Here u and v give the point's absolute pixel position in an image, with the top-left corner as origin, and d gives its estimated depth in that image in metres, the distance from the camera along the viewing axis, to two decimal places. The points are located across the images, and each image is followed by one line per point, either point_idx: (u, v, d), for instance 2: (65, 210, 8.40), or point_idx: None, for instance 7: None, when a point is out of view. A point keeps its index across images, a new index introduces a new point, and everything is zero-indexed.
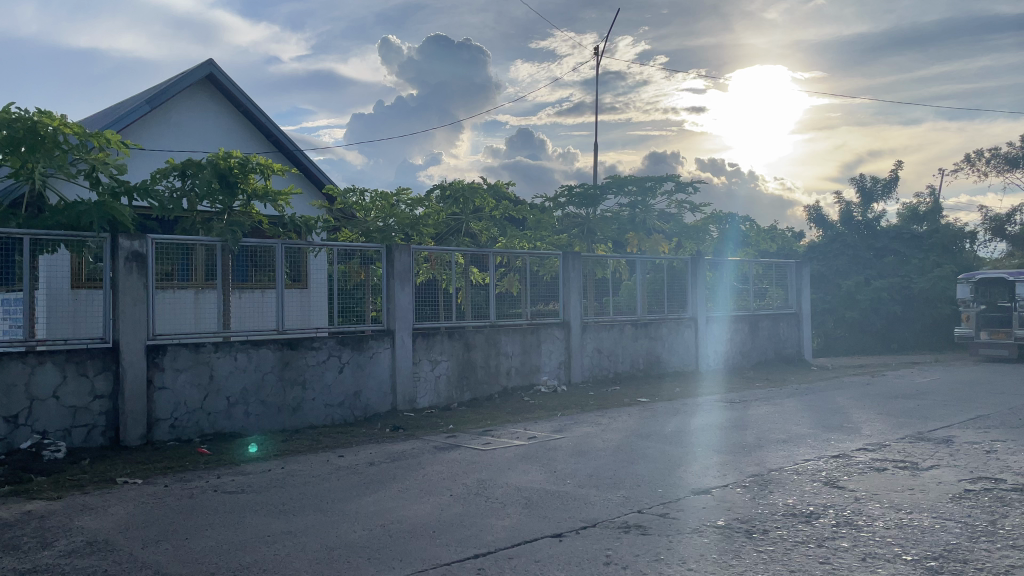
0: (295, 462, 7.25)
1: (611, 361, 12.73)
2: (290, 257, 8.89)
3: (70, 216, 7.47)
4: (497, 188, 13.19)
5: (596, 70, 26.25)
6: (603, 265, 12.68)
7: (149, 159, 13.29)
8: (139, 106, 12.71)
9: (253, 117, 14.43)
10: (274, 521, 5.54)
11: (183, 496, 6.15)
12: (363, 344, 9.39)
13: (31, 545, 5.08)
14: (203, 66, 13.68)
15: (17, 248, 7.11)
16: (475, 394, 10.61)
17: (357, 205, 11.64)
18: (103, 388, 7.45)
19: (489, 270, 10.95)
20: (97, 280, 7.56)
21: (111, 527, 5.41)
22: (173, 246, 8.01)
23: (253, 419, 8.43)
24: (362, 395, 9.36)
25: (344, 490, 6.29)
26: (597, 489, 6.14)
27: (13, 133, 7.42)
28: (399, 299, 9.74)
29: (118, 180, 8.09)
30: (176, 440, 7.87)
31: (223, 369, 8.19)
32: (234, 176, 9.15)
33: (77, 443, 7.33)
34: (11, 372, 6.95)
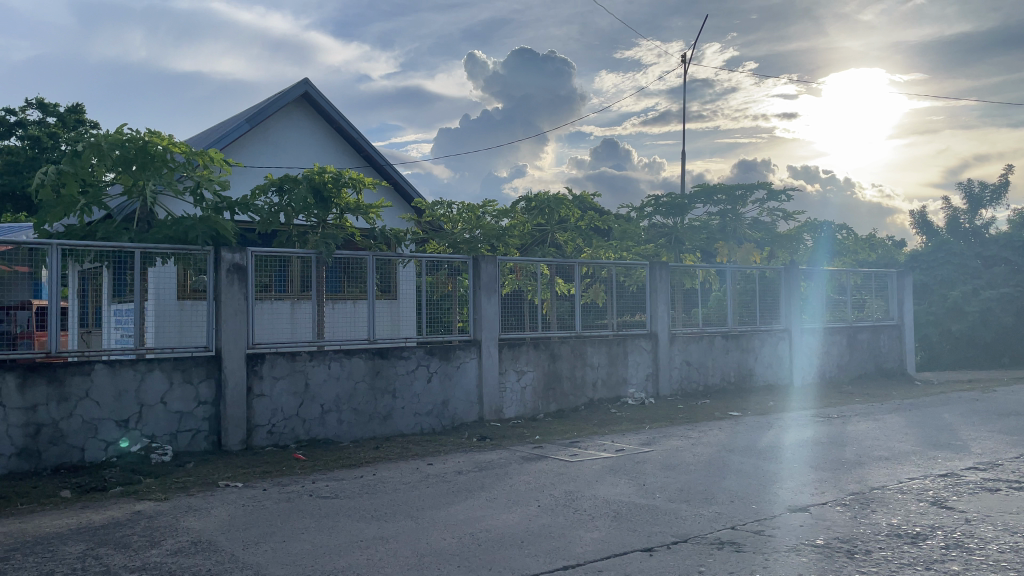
0: (385, 469, 7.39)
1: (700, 374, 12.48)
2: (381, 269, 9.04)
3: (178, 230, 7.85)
4: (583, 198, 13.15)
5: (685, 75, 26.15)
6: (691, 275, 12.48)
7: (248, 175, 13.89)
8: (240, 125, 13.32)
9: (345, 133, 14.89)
10: (367, 527, 5.66)
11: (280, 500, 6.36)
12: (450, 354, 9.52)
13: (141, 543, 5.35)
14: (299, 85, 14.20)
15: (129, 261, 7.49)
16: (561, 405, 10.59)
17: (445, 217, 11.83)
18: (207, 394, 7.80)
19: (575, 281, 10.93)
20: (201, 291, 7.94)
21: (214, 528, 5.64)
22: (272, 259, 8.32)
23: (346, 426, 8.64)
24: (450, 404, 9.48)
25: (434, 498, 6.36)
26: (689, 504, 6.01)
27: (125, 153, 7.90)
28: (485, 309, 9.83)
29: (221, 197, 8.41)
30: (274, 445, 8.16)
31: (318, 377, 8.45)
32: (328, 191, 9.45)
33: (183, 447, 7.68)
34: (123, 379, 7.35)
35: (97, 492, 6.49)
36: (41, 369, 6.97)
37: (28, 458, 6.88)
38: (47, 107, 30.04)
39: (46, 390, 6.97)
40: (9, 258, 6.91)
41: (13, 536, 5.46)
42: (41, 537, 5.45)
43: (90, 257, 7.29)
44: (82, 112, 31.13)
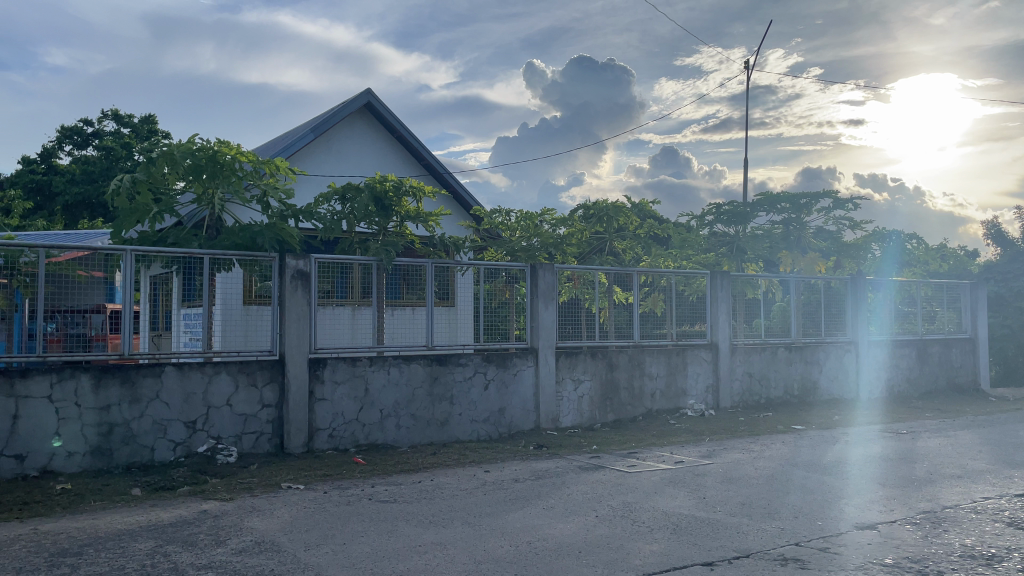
0: (443, 475, 7.44)
1: (762, 386, 12.24)
2: (439, 276, 9.19)
3: (245, 237, 8.19)
4: (642, 207, 13.05)
5: (748, 79, 25.79)
6: (753, 285, 12.27)
7: (312, 184, 14.19)
8: (305, 134, 13.64)
9: (406, 142, 15.11)
10: (425, 532, 5.70)
11: (340, 503, 6.46)
12: (507, 361, 9.54)
13: (207, 541, 5.48)
14: (362, 95, 14.46)
15: (198, 266, 7.70)
16: (619, 415, 10.50)
17: (502, 225, 11.89)
18: (271, 398, 7.98)
19: (634, 290, 10.85)
20: (266, 297, 8.11)
21: (277, 529, 5.75)
22: (334, 265, 8.48)
23: (405, 432, 8.74)
24: (506, 412, 9.50)
25: (492, 505, 6.38)
26: (750, 519, 5.89)
27: (196, 162, 8.17)
28: (543, 317, 9.84)
29: (286, 205, 8.71)
30: (334, 449, 8.31)
31: (377, 383, 8.58)
32: (389, 200, 9.60)
33: (247, 448, 7.86)
34: (192, 381, 7.57)
35: (166, 491, 6.68)
36: (114, 371, 7.23)
37: (101, 457, 7.13)
38: (121, 118, 31.25)
39: (118, 391, 7.22)
40: (86, 263, 7.10)
41: (87, 531, 5.66)
42: (113, 533, 5.63)
43: (162, 263, 7.49)
44: (155, 122, 32.34)
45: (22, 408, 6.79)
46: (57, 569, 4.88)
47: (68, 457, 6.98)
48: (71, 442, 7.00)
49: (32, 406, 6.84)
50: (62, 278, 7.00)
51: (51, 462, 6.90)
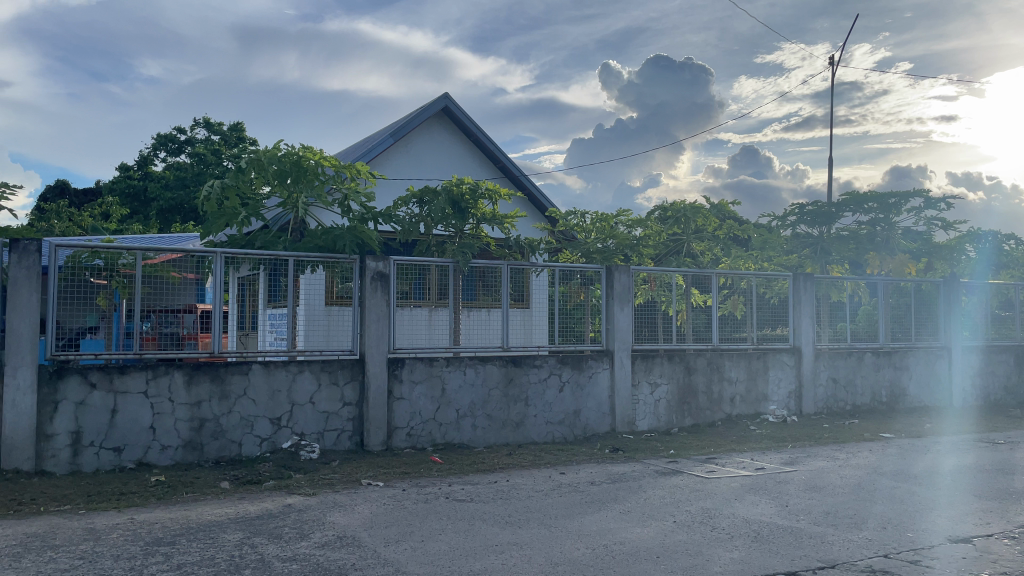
0: (519, 476, 7.47)
1: (848, 392, 11.85)
2: (514, 278, 9.26)
3: (328, 240, 8.43)
4: (722, 208, 12.79)
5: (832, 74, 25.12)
6: (838, 287, 11.90)
7: (391, 187, 14.46)
8: (384, 139, 13.93)
9: (482, 145, 15.28)
10: (502, 532, 5.74)
11: (419, 500, 6.57)
12: (582, 364, 9.51)
13: (292, 534, 5.65)
14: (440, 99, 14.66)
15: (284, 268, 7.97)
16: (697, 419, 10.34)
17: (578, 227, 11.84)
18: (351, 396, 8.18)
19: (712, 292, 10.69)
20: (347, 298, 8.31)
21: (358, 525, 5.89)
22: (412, 266, 8.63)
23: (480, 432, 8.83)
24: (582, 414, 9.47)
25: (567, 507, 6.37)
26: (835, 529, 5.71)
27: (282, 167, 8.43)
28: (618, 320, 9.78)
29: (366, 208, 8.89)
30: (412, 447, 8.46)
31: (454, 383, 8.70)
32: (466, 202, 9.68)
33: (329, 445, 8.08)
34: (277, 378, 7.82)
35: (252, 485, 6.92)
36: (204, 369, 7.53)
37: (192, 451, 7.44)
38: (211, 126, 32.60)
39: (208, 387, 7.52)
40: (180, 265, 7.42)
41: (180, 522, 5.91)
42: (204, 524, 5.87)
43: (249, 265, 7.80)
44: (245, 129, 33.63)
45: (120, 403, 7.16)
46: (153, 557, 5.11)
47: (162, 450, 7.32)
48: (165, 436, 7.33)
49: (129, 400, 7.19)
50: (157, 279, 7.32)
51: (147, 454, 7.25)
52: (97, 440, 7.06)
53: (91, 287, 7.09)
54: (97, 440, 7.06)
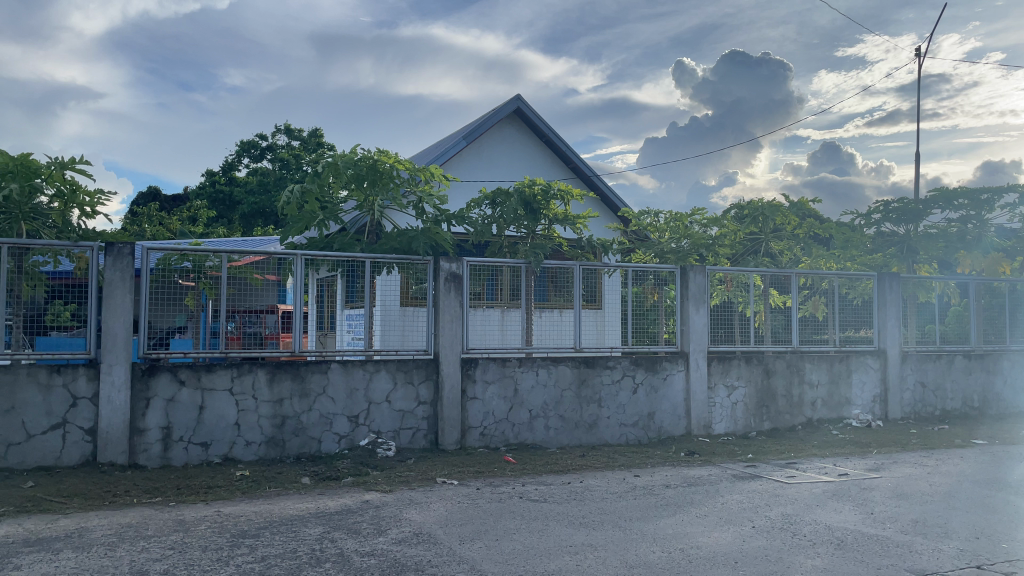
0: (593, 477, 7.43)
1: (937, 397, 11.37)
2: (587, 279, 9.21)
3: (402, 242, 8.60)
4: (801, 206, 12.44)
5: (919, 66, 24.26)
6: (926, 287, 11.46)
7: (464, 189, 14.62)
8: (458, 141, 14.08)
9: (554, 146, 15.29)
10: (576, 533, 5.72)
11: (493, 500, 6.61)
12: (657, 365, 9.42)
13: (370, 530, 5.77)
14: (512, 101, 14.73)
15: (360, 269, 8.15)
16: (776, 423, 10.09)
17: (651, 227, 11.70)
18: (426, 395, 8.31)
19: (792, 292, 10.43)
20: (422, 298, 8.46)
21: (434, 522, 5.96)
22: (485, 268, 8.70)
23: (553, 433, 8.84)
24: (656, 416, 9.37)
25: (642, 509, 6.31)
26: (924, 537, 5.48)
27: (359, 172, 8.62)
28: (693, 321, 9.63)
29: (440, 210, 9.01)
30: (485, 447, 8.55)
31: (527, 384, 8.73)
32: (538, 203, 9.70)
33: (404, 443, 8.22)
34: (355, 378, 8.00)
35: (332, 481, 7.10)
36: (286, 368, 7.77)
37: (275, 447, 7.68)
38: (292, 132, 33.61)
39: (290, 385, 7.75)
40: (261, 267, 7.66)
41: (263, 515, 6.11)
42: (286, 518, 6.05)
43: (327, 267, 8.01)
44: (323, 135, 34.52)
45: (207, 400, 7.45)
46: (238, 548, 5.30)
47: (246, 445, 7.58)
48: (249, 432, 7.58)
49: (215, 397, 7.47)
50: (241, 280, 7.62)
51: (232, 450, 7.52)
52: (186, 435, 7.36)
53: (180, 288, 7.41)
54: (186, 435, 7.36)
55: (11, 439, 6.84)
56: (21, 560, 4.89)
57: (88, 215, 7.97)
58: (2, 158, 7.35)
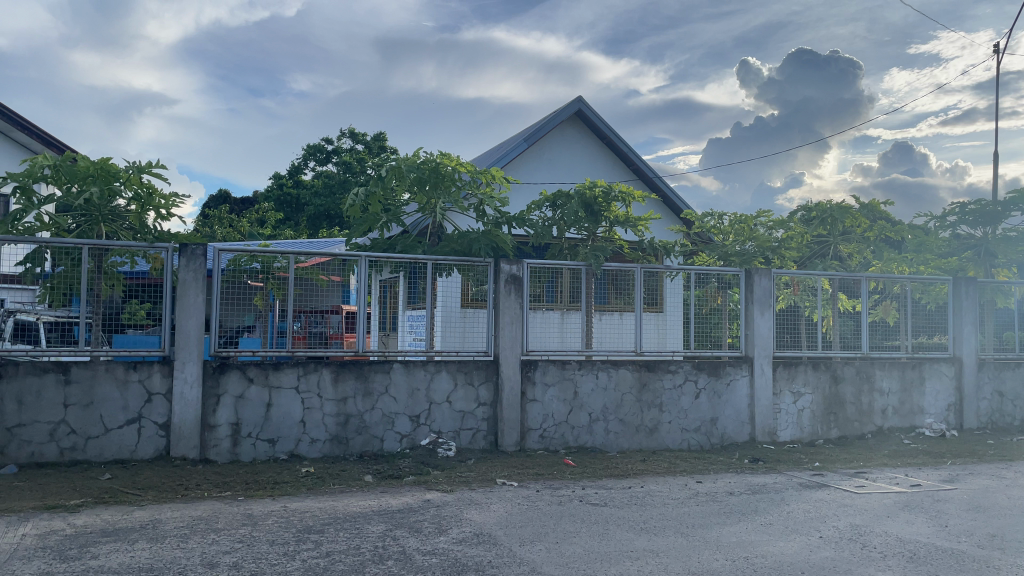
0: (654, 482, 7.36)
1: (1016, 407, 10.91)
2: (648, 281, 9.14)
3: (463, 244, 8.62)
4: (872, 207, 12.07)
5: (999, 61, 23.31)
6: (1005, 292, 11.01)
7: (525, 191, 14.66)
8: (519, 144, 14.13)
9: (616, 147, 15.20)
10: (637, 538, 5.68)
11: (553, 502, 6.61)
12: (720, 370, 9.28)
13: (431, 529, 5.83)
14: (573, 103, 14.70)
15: (422, 271, 8.27)
16: (844, 431, 9.83)
17: (715, 229, 11.51)
18: (486, 396, 8.36)
19: (861, 297, 10.16)
20: (482, 300, 8.52)
21: (494, 523, 6.00)
22: (545, 270, 8.75)
23: (613, 436, 8.80)
24: (719, 422, 9.23)
25: (704, 516, 6.22)
26: (1002, 552, 5.27)
27: (421, 175, 8.72)
28: (757, 325, 9.47)
29: (500, 212, 9.06)
30: (545, 449, 8.56)
31: (587, 387, 8.71)
32: (599, 206, 9.72)
33: (464, 444, 8.29)
34: (416, 378, 8.10)
35: (393, 479, 7.20)
36: (349, 367, 7.91)
37: (338, 444, 7.83)
38: (355, 135, 34.24)
39: (353, 384, 7.89)
40: (326, 267, 7.82)
41: (328, 511, 6.23)
42: (349, 515, 6.16)
43: (390, 268, 8.12)
44: (385, 139, 35.05)
45: (274, 397, 7.64)
46: (304, 544, 5.42)
47: (311, 443, 7.75)
48: (314, 430, 7.75)
49: (282, 395, 7.66)
50: (307, 282, 7.75)
51: (297, 447, 7.70)
52: (254, 432, 7.57)
53: (249, 288, 7.62)
54: (254, 432, 7.57)
55: (90, 432, 7.13)
56: (100, 549, 5.09)
57: (163, 217, 8.26)
58: (84, 162, 7.69)
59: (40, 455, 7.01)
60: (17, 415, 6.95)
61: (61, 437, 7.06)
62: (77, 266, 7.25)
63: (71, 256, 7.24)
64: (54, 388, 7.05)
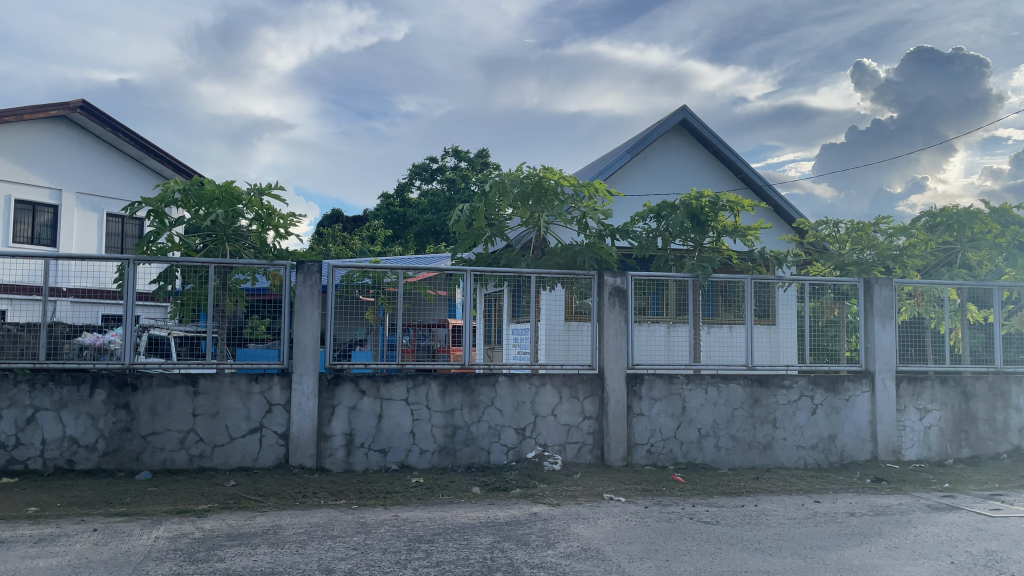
0: (768, 501, 7.10)
1: None
2: (760, 293, 8.86)
3: (567, 257, 8.76)
4: (1004, 211, 11.30)
5: None
6: None
7: (629, 203, 14.54)
8: (622, 155, 14.06)
9: (722, 156, 14.89)
10: (751, 558, 5.49)
11: (662, 519, 6.48)
12: (838, 385, 8.87)
13: (539, 542, 5.83)
14: (678, 112, 14.50)
15: (526, 285, 8.35)
16: (976, 451, 9.19)
17: (830, 237, 11.05)
18: (592, 410, 8.32)
19: (994, 307, 9.52)
20: (586, 314, 8.49)
21: (602, 538, 5.94)
22: (650, 282, 8.62)
23: (724, 453, 8.56)
24: (838, 440, 8.81)
25: (823, 538, 5.94)
26: None
27: (524, 190, 8.83)
28: (878, 337, 9.03)
29: (603, 224, 9.02)
30: (653, 464, 8.42)
31: (696, 402, 8.52)
32: (706, 216, 9.51)
33: (571, 458, 8.27)
34: (522, 391, 8.15)
35: (500, 491, 7.26)
36: (456, 380, 8.04)
37: (447, 456, 7.97)
38: (460, 153, 34.98)
39: (460, 397, 8.02)
40: (433, 282, 8.07)
41: (437, 522, 6.34)
42: (458, 526, 6.25)
43: (494, 282, 8.26)
44: (487, 155, 35.65)
45: (385, 409, 7.85)
46: (415, 553, 5.53)
47: (420, 454, 7.92)
48: (423, 441, 7.92)
49: (392, 407, 7.87)
50: (415, 296, 8.00)
51: (407, 457, 7.89)
52: (366, 442, 7.81)
53: (360, 303, 7.90)
54: (366, 442, 7.80)
55: (216, 440, 7.54)
56: (226, 552, 5.38)
57: (282, 236, 8.68)
58: (210, 186, 8.21)
59: (171, 462, 7.47)
60: (151, 424, 7.44)
61: (190, 445, 7.50)
62: (204, 283, 7.73)
63: (199, 274, 7.71)
64: (184, 399, 7.50)
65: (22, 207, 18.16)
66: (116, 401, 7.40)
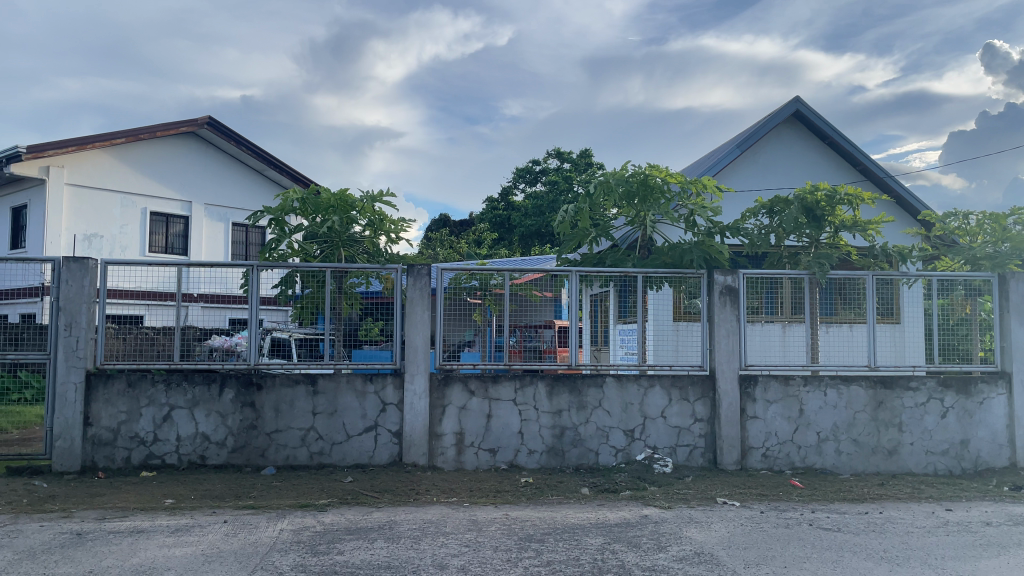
0: (894, 508, 6.74)
1: None
2: (882, 290, 8.42)
3: (675, 255, 8.58)
4: None
5: None
6: None
7: (739, 200, 14.14)
8: (730, 150, 13.70)
9: (839, 147, 14.27)
10: (876, 567, 5.23)
11: (779, 525, 6.26)
12: (971, 387, 8.32)
13: (650, 545, 5.76)
14: (791, 104, 13.99)
15: (632, 284, 8.27)
16: None
17: (960, 230, 10.36)
18: (703, 412, 8.15)
19: None
20: (695, 313, 8.33)
21: (716, 543, 5.80)
22: (763, 280, 8.33)
23: (846, 458, 8.19)
24: (971, 445, 8.26)
25: (957, 548, 5.58)
26: None
27: (630, 188, 8.69)
28: (1016, 336, 8.41)
29: (713, 222, 8.84)
30: (768, 469, 8.16)
31: (814, 404, 8.19)
32: (823, 210, 9.12)
33: (681, 460, 8.13)
34: (630, 392, 8.07)
35: (610, 493, 7.22)
36: (563, 381, 8.06)
37: (555, 456, 8.00)
38: (564, 154, 34.97)
39: (567, 398, 8.03)
40: (539, 283, 8.11)
41: (547, 521, 6.37)
42: (568, 526, 6.26)
43: (600, 282, 8.21)
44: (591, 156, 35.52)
45: (494, 409, 7.97)
46: (525, 551, 5.58)
47: (529, 453, 7.98)
48: (532, 441, 7.98)
49: (501, 407, 7.97)
50: (521, 297, 8.08)
51: (516, 457, 7.97)
52: (476, 441, 7.94)
53: (469, 304, 8.06)
54: (476, 441, 7.94)
55: (334, 438, 7.86)
56: (345, 546, 5.60)
57: (393, 241, 8.97)
58: (325, 194, 8.55)
59: (293, 458, 7.85)
60: (274, 421, 7.83)
61: (310, 442, 7.85)
62: (322, 287, 8.11)
63: (317, 279, 8.11)
64: (305, 398, 7.86)
65: (157, 219, 19.52)
66: (242, 400, 7.83)
